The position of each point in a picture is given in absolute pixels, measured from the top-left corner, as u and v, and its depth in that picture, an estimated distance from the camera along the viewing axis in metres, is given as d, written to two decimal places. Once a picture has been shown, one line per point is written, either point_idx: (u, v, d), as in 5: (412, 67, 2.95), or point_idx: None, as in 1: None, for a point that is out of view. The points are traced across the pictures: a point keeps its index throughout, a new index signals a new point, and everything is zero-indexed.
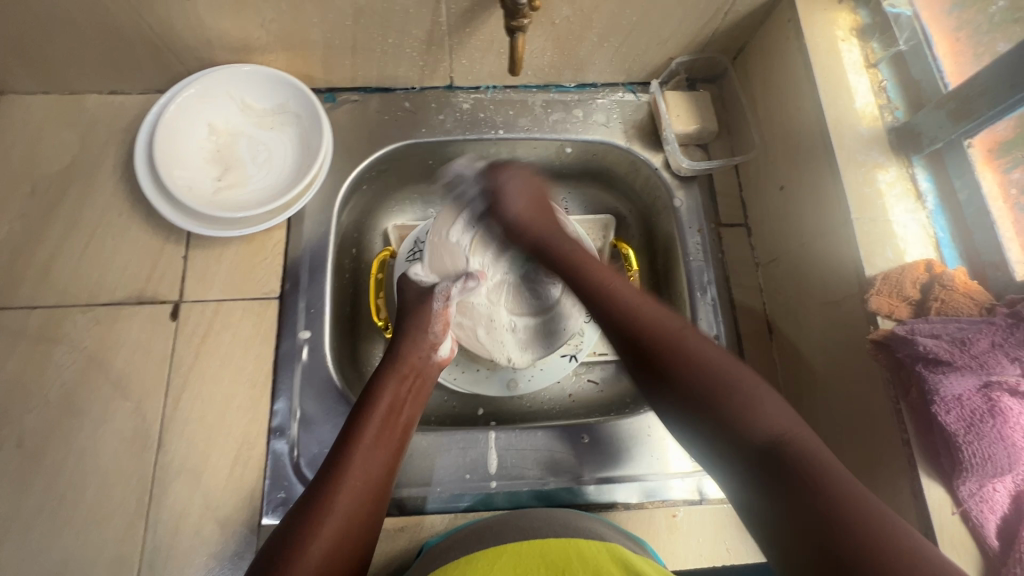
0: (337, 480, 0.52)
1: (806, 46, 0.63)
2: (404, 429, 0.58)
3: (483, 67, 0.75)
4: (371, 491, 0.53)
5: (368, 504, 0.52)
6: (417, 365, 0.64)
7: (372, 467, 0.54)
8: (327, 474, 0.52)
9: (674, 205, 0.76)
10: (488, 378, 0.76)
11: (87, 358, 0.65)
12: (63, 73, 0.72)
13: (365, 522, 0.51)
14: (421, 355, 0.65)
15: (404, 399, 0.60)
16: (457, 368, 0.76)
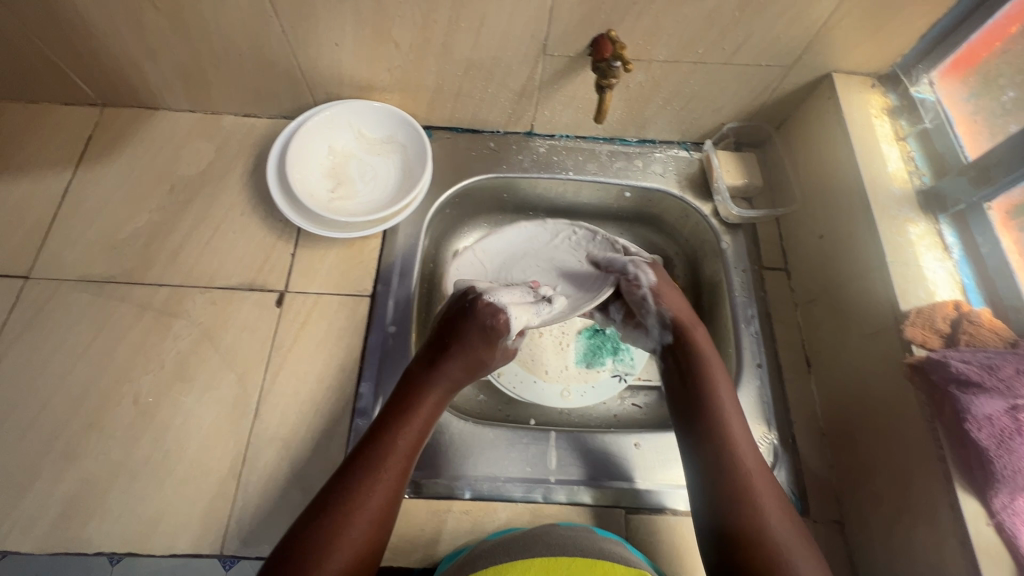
0: (358, 491, 0.54)
1: (844, 119, 0.74)
2: (423, 436, 0.61)
3: (562, 118, 0.87)
4: (388, 502, 0.55)
5: (391, 508, 0.56)
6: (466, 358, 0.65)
7: (392, 483, 0.56)
8: (350, 482, 0.55)
9: (721, 247, 0.86)
10: (544, 389, 0.84)
11: (201, 332, 0.74)
12: (212, 96, 0.86)
13: (384, 526, 0.55)
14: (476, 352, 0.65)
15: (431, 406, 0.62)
16: (516, 378, 0.84)
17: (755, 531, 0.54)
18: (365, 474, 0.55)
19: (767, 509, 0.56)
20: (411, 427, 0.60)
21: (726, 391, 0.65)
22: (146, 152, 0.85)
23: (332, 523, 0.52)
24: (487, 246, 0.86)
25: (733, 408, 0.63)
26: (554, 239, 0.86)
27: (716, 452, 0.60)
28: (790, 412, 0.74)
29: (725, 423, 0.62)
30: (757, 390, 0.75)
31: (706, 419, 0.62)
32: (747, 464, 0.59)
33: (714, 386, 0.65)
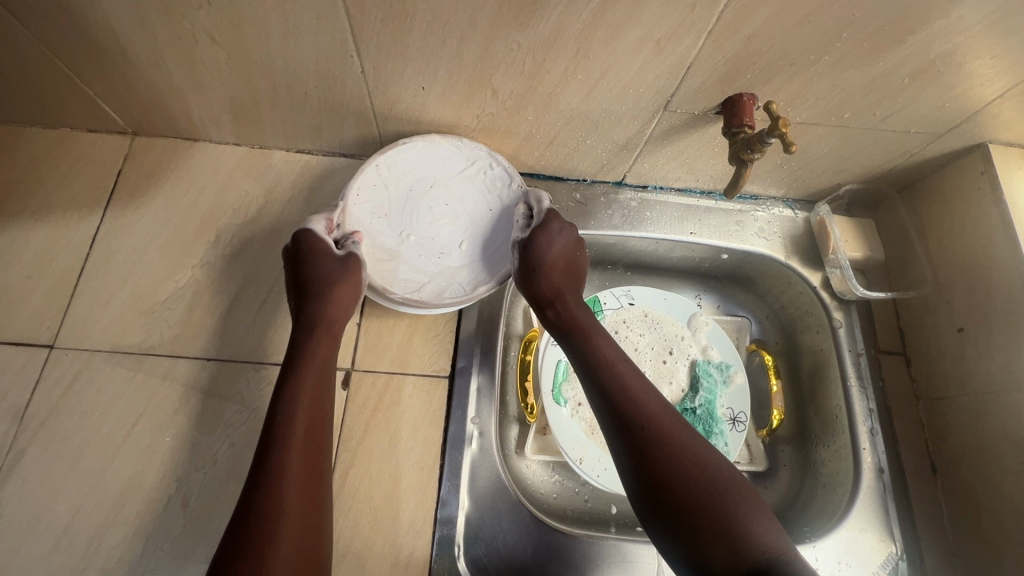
0: (273, 485, 0.48)
1: (1003, 200, 0.65)
2: (311, 407, 0.54)
3: (662, 170, 0.77)
4: (310, 495, 0.50)
5: (317, 497, 0.50)
6: (332, 295, 0.59)
7: (307, 470, 0.50)
8: (266, 470, 0.49)
9: (832, 326, 0.77)
10: None
11: (257, 420, 0.64)
12: (264, 131, 0.74)
13: (315, 525, 0.49)
14: (347, 295, 0.60)
15: (306, 373, 0.55)
16: (601, 465, 0.74)
17: (714, 511, 0.48)
18: (271, 480, 0.48)
19: (721, 494, 0.49)
20: (299, 404, 0.53)
21: (631, 375, 0.58)
22: (185, 193, 0.74)
23: (266, 527, 0.46)
24: (394, 161, 0.68)
25: (641, 384, 0.57)
26: (468, 168, 0.70)
27: (656, 438, 0.53)
28: (917, 526, 0.67)
29: (642, 402, 0.55)
30: (880, 500, 0.68)
31: (622, 405, 0.55)
32: (695, 457, 0.52)
33: (620, 373, 0.57)
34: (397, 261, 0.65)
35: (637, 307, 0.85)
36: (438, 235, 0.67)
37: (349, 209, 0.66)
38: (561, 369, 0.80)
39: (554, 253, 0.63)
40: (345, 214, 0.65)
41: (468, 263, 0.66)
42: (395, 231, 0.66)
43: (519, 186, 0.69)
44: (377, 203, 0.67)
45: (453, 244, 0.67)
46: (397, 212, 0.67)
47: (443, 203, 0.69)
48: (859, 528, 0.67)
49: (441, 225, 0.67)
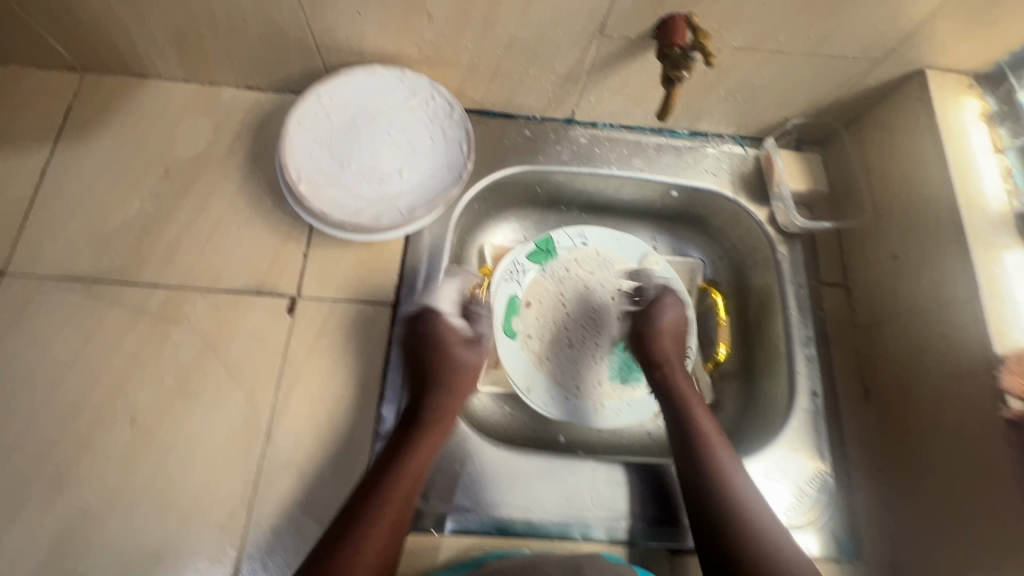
0: (376, 512, 0.55)
1: (937, 124, 0.65)
2: (419, 468, 0.59)
3: (609, 105, 0.78)
4: (397, 510, 0.56)
5: (402, 519, 0.57)
6: (456, 373, 0.66)
7: (411, 487, 0.58)
8: (381, 480, 0.57)
9: (775, 259, 0.79)
10: (577, 408, 0.79)
11: (204, 342, 0.66)
12: (211, 65, 0.74)
13: (396, 549, 0.56)
14: (456, 352, 0.67)
15: (431, 427, 0.62)
16: (547, 394, 0.78)
17: (747, 525, 0.57)
18: (369, 512, 0.55)
19: (754, 508, 0.59)
20: (410, 459, 0.59)
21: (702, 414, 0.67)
22: (135, 127, 0.75)
23: (353, 538, 0.53)
24: (336, 93, 0.69)
25: (723, 445, 0.64)
26: (410, 100, 0.70)
27: (709, 455, 0.63)
28: (846, 445, 0.69)
29: (712, 449, 0.63)
30: (812, 421, 0.70)
31: (707, 467, 0.62)
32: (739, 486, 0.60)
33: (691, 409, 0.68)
34: (336, 187, 0.66)
35: (590, 247, 0.86)
36: (378, 164, 0.68)
37: (288, 137, 0.66)
38: (513, 305, 0.82)
39: (668, 323, 0.75)
40: (285, 142, 0.66)
41: (406, 190, 0.67)
42: (335, 160, 0.67)
43: (459, 114, 0.69)
44: (319, 133, 0.68)
45: (393, 173, 0.68)
46: (338, 142, 0.68)
47: (385, 134, 0.69)
48: (789, 447, 0.69)
49: (382, 155, 0.68)
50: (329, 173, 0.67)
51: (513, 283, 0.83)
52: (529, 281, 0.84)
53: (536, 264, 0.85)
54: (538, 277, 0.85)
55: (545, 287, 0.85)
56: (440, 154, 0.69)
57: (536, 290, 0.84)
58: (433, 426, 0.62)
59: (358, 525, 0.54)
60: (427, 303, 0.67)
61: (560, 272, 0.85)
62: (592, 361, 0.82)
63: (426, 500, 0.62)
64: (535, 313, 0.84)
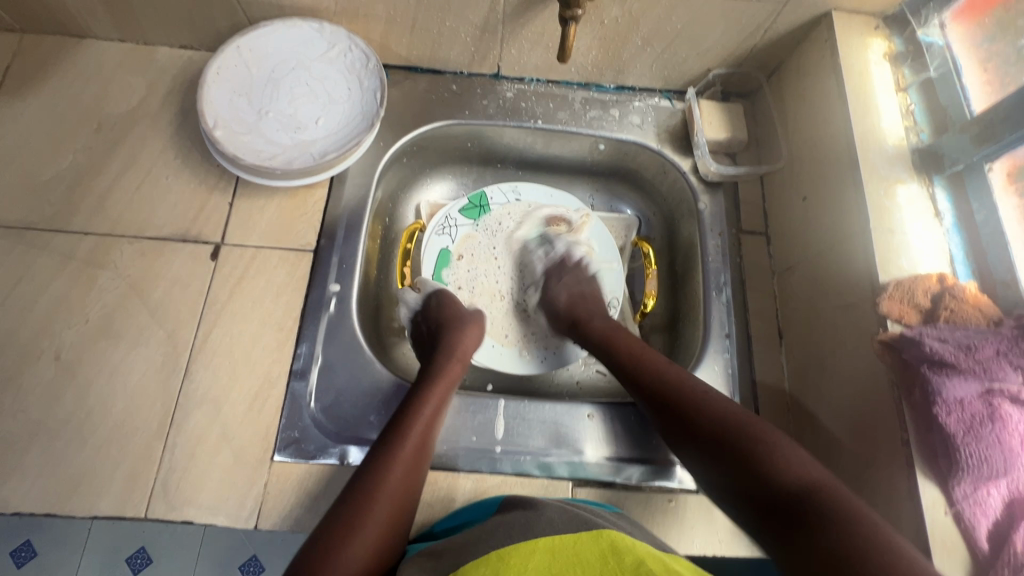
0: (384, 468, 0.54)
1: (840, 65, 0.66)
2: (428, 428, 0.59)
3: (530, 58, 0.79)
4: (411, 466, 0.56)
5: (415, 475, 0.56)
6: (451, 348, 0.69)
7: (416, 448, 0.57)
8: (390, 435, 0.57)
9: (698, 208, 0.79)
10: (501, 356, 0.79)
11: (128, 286, 0.69)
12: (142, 24, 0.77)
13: (416, 485, 0.56)
14: (462, 321, 0.73)
15: (437, 386, 0.63)
16: None
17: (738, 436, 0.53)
18: (386, 452, 0.56)
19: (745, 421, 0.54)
20: (422, 409, 0.60)
21: (632, 347, 0.67)
22: (71, 86, 0.77)
23: (367, 500, 0.52)
24: (256, 44, 0.71)
25: (666, 363, 0.63)
26: (329, 52, 0.73)
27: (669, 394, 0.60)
28: (756, 384, 0.70)
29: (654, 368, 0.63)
30: (724, 362, 0.71)
31: (656, 392, 0.61)
32: (709, 403, 0.57)
33: (620, 351, 0.68)
34: (255, 135, 0.69)
35: (523, 203, 0.86)
36: (296, 113, 0.71)
37: (206, 85, 0.68)
38: (444, 257, 0.83)
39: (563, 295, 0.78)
40: (204, 89, 0.68)
41: (322, 138, 0.70)
42: (254, 108, 0.69)
43: (375, 65, 0.72)
44: (239, 83, 0.70)
45: (312, 122, 0.71)
46: (258, 91, 0.70)
47: (304, 84, 0.72)
48: None
49: (301, 105, 0.71)
50: (248, 121, 0.69)
51: (445, 236, 0.84)
52: (460, 234, 0.84)
53: (469, 218, 0.85)
54: (471, 230, 0.84)
55: (477, 239, 0.84)
56: (358, 104, 0.72)
57: (468, 243, 0.84)
58: (438, 377, 0.64)
59: (377, 463, 0.55)
60: (343, 254, 0.72)
61: (492, 224, 0.85)
62: (520, 314, 0.82)
63: (337, 435, 0.65)
64: (467, 266, 0.83)
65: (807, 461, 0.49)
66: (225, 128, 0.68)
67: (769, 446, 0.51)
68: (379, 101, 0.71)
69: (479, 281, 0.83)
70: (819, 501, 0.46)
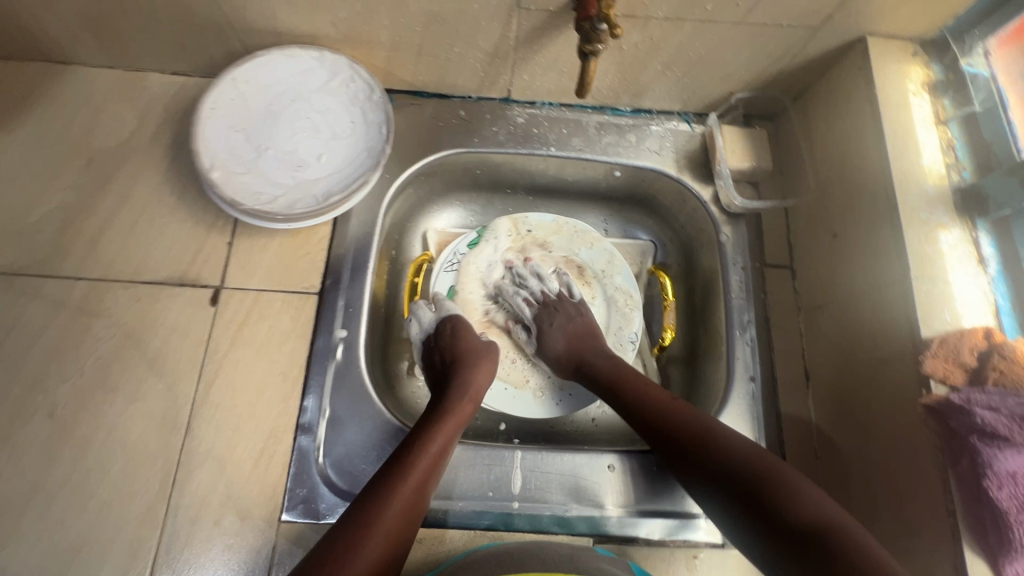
0: (380, 504, 0.51)
1: (875, 95, 0.62)
2: (433, 469, 0.55)
3: (543, 83, 0.75)
4: (409, 506, 0.52)
5: (412, 517, 0.52)
6: (465, 383, 0.65)
7: (417, 489, 0.53)
8: (391, 470, 0.54)
9: (719, 240, 0.75)
10: (513, 399, 0.75)
11: (125, 334, 0.65)
12: (131, 51, 0.72)
13: (413, 528, 0.52)
14: (476, 354, 0.69)
15: (445, 422, 0.60)
16: None
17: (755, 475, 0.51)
18: (385, 485, 0.52)
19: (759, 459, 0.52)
20: (430, 446, 0.56)
21: (641, 378, 0.65)
22: (58, 117, 0.73)
23: (357, 536, 0.48)
24: (252, 76, 0.67)
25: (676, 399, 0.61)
26: (330, 82, 0.69)
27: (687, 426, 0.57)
28: (782, 430, 0.67)
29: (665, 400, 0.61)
30: (749, 407, 0.68)
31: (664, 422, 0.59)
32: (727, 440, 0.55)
33: (632, 380, 0.65)
34: (254, 175, 0.65)
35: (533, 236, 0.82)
36: (296, 149, 0.67)
37: (200, 122, 0.64)
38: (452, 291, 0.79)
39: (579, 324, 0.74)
40: (198, 127, 0.64)
41: (325, 176, 0.67)
42: (252, 145, 0.65)
43: (380, 97, 0.68)
44: (235, 118, 0.66)
45: (313, 159, 0.67)
46: (256, 127, 0.66)
47: (305, 118, 0.68)
48: None
49: (302, 141, 0.67)
50: (246, 160, 0.65)
51: (453, 269, 0.80)
52: (468, 266, 0.80)
53: (478, 250, 0.80)
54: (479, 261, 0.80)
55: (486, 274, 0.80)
56: (362, 138, 0.68)
57: (477, 277, 0.80)
58: (448, 416, 0.61)
59: (374, 500, 0.51)
60: (349, 296, 0.69)
61: (502, 258, 0.81)
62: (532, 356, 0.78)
63: (347, 492, 0.62)
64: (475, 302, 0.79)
65: (822, 504, 0.48)
66: (221, 169, 0.64)
67: (791, 490, 0.49)
68: (384, 135, 0.67)
69: (488, 319, 0.79)
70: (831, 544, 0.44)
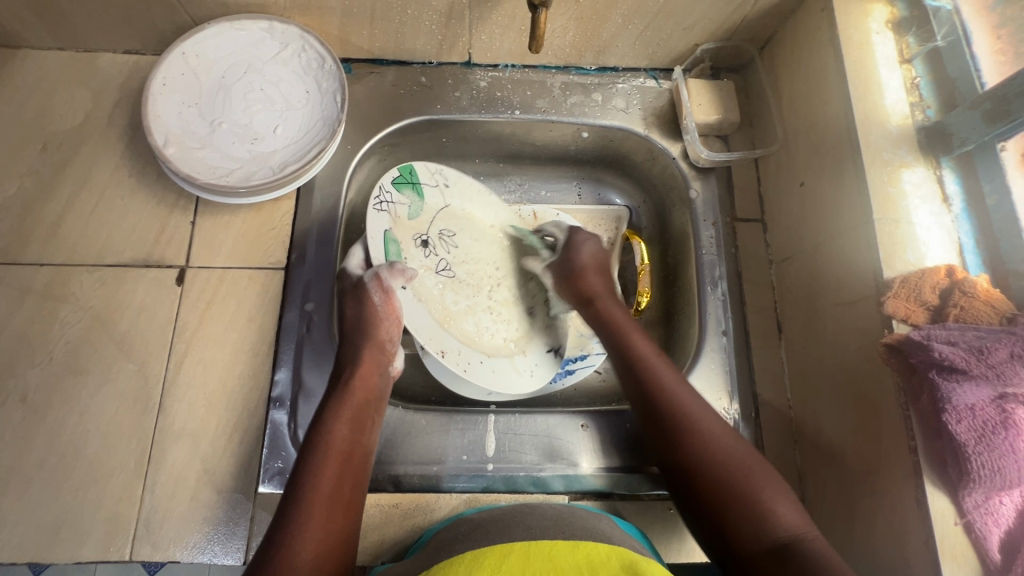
0: (304, 515, 0.48)
1: (838, 36, 0.61)
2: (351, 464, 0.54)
3: (503, 43, 0.73)
4: (339, 510, 0.51)
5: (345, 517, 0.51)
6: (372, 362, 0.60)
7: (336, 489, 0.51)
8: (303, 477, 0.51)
9: (689, 197, 0.75)
10: (495, 368, 0.67)
11: (92, 318, 0.65)
12: (79, 30, 0.70)
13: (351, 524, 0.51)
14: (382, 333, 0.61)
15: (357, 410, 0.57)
16: (459, 356, 0.66)
17: (737, 480, 0.52)
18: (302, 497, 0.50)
19: (743, 462, 0.53)
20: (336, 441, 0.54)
21: (641, 342, 0.62)
22: (9, 101, 0.71)
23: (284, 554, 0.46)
24: (202, 48, 0.65)
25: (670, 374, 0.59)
26: (282, 53, 0.67)
27: (676, 421, 0.56)
28: (755, 383, 0.68)
29: (656, 373, 0.59)
30: (721, 360, 0.68)
31: (661, 408, 0.57)
32: (711, 436, 0.55)
33: (631, 343, 0.62)
34: (209, 149, 0.63)
35: (451, 191, 0.71)
36: (251, 122, 0.65)
37: (149, 97, 0.62)
38: (390, 244, 0.64)
39: (586, 257, 0.69)
40: (148, 102, 0.62)
41: (281, 148, 0.65)
42: (205, 119, 0.64)
43: (332, 65, 0.67)
44: (186, 93, 0.64)
45: (269, 129, 0.65)
46: (207, 99, 0.65)
47: (257, 88, 0.66)
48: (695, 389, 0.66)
49: (256, 113, 0.66)
50: (200, 133, 0.64)
51: (385, 216, 0.65)
52: (398, 215, 0.67)
53: (405, 195, 0.68)
54: (441, 218, 0.70)
55: (419, 226, 0.68)
56: (316, 107, 0.67)
57: (410, 227, 0.68)
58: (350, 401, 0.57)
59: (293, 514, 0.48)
60: (318, 271, 0.68)
61: (452, 208, 0.71)
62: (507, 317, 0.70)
63: None
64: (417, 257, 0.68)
65: (797, 514, 0.50)
66: (174, 142, 0.62)
67: (761, 497, 0.50)
68: (339, 103, 0.66)
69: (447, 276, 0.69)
70: (804, 553, 0.46)
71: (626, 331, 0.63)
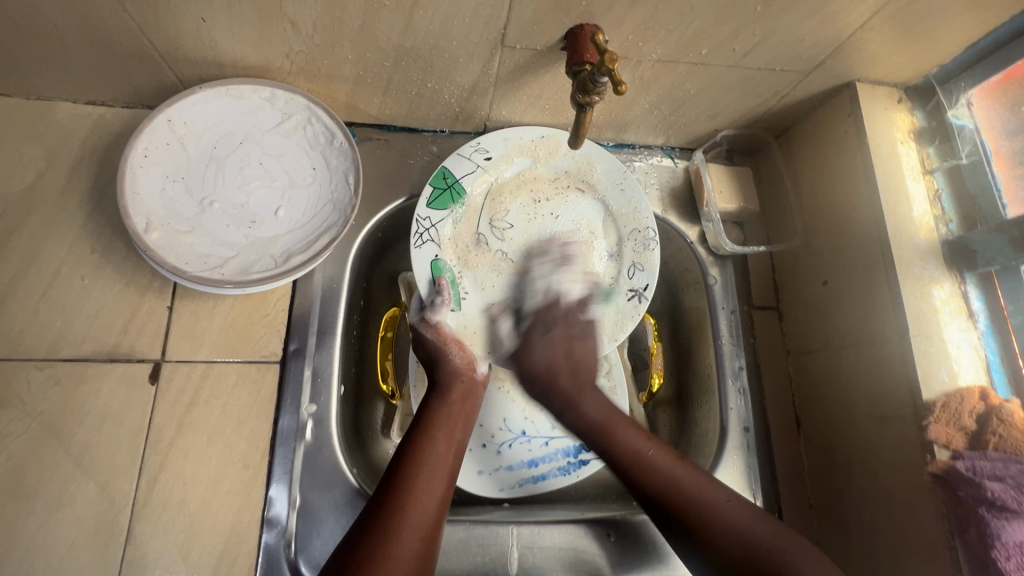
0: (380, 534, 0.47)
1: (867, 143, 0.61)
2: (444, 488, 0.52)
3: (524, 118, 0.69)
4: (423, 531, 0.48)
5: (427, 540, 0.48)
6: (462, 391, 0.60)
7: (426, 508, 0.50)
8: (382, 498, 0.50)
9: (707, 283, 0.73)
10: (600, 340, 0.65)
11: (42, 426, 0.54)
12: (31, 78, 0.60)
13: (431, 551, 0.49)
14: (463, 379, 0.61)
15: (452, 430, 0.57)
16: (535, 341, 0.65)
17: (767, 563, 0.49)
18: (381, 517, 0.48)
19: (756, 534, 0.51)
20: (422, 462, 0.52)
21: (630, 435, 0.58)
22: None
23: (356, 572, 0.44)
24: (191, 115, 0.57)
25: (668, 461, 0.55)
26: (284, 125, 0.60)
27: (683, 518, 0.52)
28: (778, 482, 0.66)
29: (654, 467, 0.55)
30: (744, 460, 0.65)
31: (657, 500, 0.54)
32: (725, 514, 0.52)
33: (620, 440, 0.58)
34: (199, 234, 0.56)
35: (492, 163, 0.66)
36: (248, 202, 0.58)
37: (128, 172, 0.54)
38: (440, 272, 0.63)
39: (543, 361, 0.64)
40: (125, 178, 0.54)
41: (283, 232, 0.58)
42: (194, 198, 0.56)
43: (343, 141, 0.60)
44: (173, 168, 0.57)
45: (270, 211, 0.58)
46: (196, 174, 0.57)
47: (256, 163, 0.59)
48: None
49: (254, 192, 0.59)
50: (189, 215, 0.56)
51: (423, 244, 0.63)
52: (444, 234, 0.64)
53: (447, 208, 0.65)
54: (493, 202, 0.66)
55: (468, 225, 0.66)
56: (324, 186, 0.60)
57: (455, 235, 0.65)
58: (437, 431, 0.56)
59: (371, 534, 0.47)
60: (319, 365, 0.61)
61: (508, 183, 0.67)
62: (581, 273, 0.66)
63: None
64: (472, 260, 0.65)
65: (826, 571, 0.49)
66: (158, 225, 0.54)
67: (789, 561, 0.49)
68: (350, 185, 0.60)
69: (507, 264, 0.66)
70: None
71: (617, 429, 0.59)
